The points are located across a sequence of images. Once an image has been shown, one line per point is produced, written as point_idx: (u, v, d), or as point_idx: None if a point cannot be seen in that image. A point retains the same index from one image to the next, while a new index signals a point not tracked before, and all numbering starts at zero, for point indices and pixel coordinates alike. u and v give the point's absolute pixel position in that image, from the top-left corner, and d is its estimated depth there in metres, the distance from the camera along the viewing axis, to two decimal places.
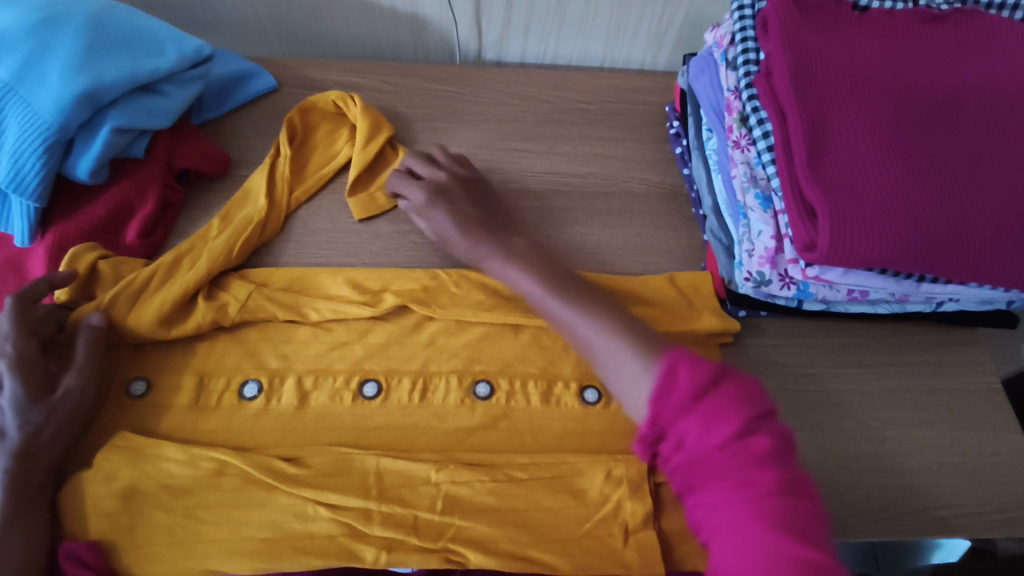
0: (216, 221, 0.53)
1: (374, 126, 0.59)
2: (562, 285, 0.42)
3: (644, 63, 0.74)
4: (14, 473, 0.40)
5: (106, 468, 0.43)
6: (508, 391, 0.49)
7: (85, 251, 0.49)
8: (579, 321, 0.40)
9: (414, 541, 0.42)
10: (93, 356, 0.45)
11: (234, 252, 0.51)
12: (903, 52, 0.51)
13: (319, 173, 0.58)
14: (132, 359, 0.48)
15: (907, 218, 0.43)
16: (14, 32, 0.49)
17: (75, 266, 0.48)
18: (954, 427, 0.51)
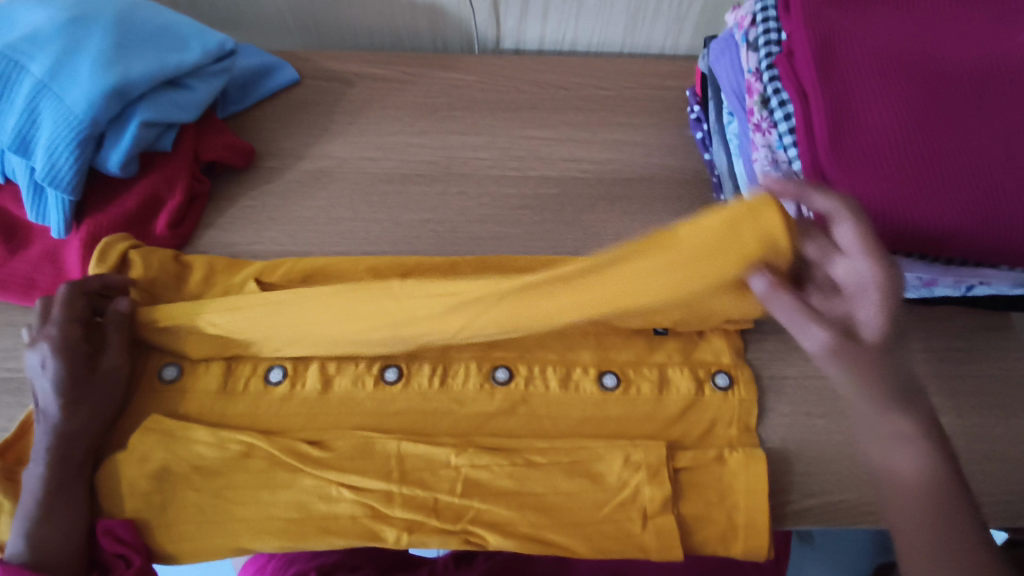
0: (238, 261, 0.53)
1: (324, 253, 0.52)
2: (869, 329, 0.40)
3: (665, 47, 0.73)
4: (57, 452, 0.42)
5: (142, 450, 0.44)
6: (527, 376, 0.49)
7: (116, 242, 0.51)
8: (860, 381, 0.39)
9: (435, 523, 0.44)
10: (124, 341, 0.47)
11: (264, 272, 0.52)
12: (931, 29, 0.50)
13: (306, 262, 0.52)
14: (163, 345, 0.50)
15: (934, 200, 0.42)
16: (47, 31, 0.51)
17: (107, 258, 0.50)
18: (985, 414, 0.49)
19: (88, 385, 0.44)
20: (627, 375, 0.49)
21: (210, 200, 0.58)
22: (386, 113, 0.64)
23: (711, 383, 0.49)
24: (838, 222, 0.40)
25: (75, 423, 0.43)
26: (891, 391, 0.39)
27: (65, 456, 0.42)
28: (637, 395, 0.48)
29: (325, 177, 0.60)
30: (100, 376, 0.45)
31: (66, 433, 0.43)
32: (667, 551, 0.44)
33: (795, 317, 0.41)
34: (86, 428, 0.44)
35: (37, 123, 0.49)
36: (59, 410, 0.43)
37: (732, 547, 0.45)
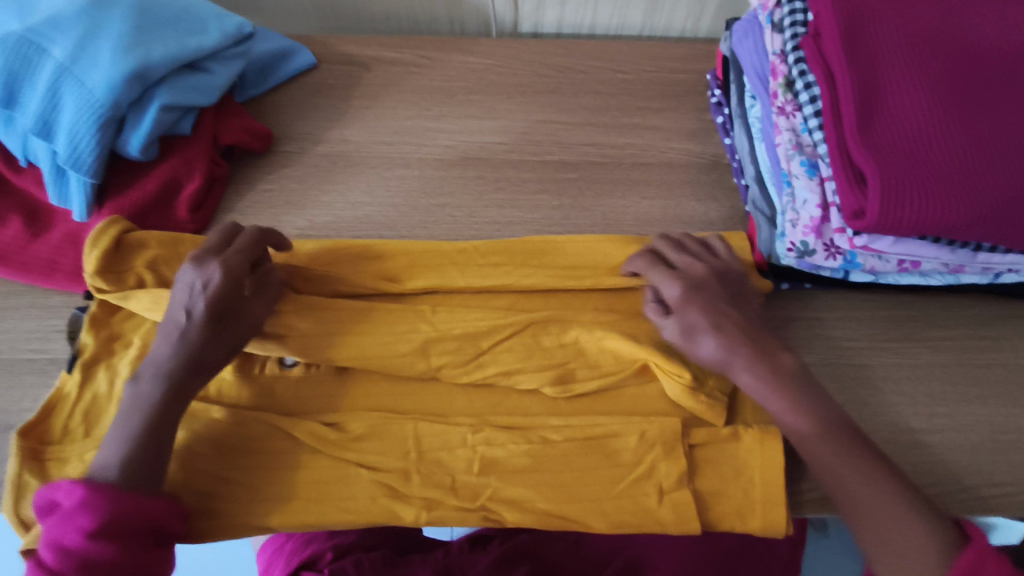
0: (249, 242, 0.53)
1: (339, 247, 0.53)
2: (742, 352, 0.44)
3: (685, 30, 0.72)
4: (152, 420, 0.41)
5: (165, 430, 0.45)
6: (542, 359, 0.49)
7: (108, 226, 0.48)
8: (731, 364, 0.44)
9: (453, 501, 0.44)
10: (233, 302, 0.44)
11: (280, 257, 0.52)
12: (964, 8, 0.48)
13: (321, 253, 0.52)
14: None
15: (965, 185, 0.41)
16: (68, 14, 0.51)
17: (100, 242, 0.47)
18: (1011, 403, 0.48)
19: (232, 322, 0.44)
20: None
21: (229, 182, 0.58)
22: (403, 97, 0.64)
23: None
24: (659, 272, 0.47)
25: (202, 355, 0.43)
26: (779, 365, 0.44)
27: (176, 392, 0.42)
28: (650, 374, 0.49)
29: (342, 161, 0.60)
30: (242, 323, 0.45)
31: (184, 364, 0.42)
32: (683, 524, 0.44)
33: (680, 338, 0.46)
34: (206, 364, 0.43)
35: (58, 106, 0.50)
36: (199, 337, 0.43)
37: (750, 521, 0.44)
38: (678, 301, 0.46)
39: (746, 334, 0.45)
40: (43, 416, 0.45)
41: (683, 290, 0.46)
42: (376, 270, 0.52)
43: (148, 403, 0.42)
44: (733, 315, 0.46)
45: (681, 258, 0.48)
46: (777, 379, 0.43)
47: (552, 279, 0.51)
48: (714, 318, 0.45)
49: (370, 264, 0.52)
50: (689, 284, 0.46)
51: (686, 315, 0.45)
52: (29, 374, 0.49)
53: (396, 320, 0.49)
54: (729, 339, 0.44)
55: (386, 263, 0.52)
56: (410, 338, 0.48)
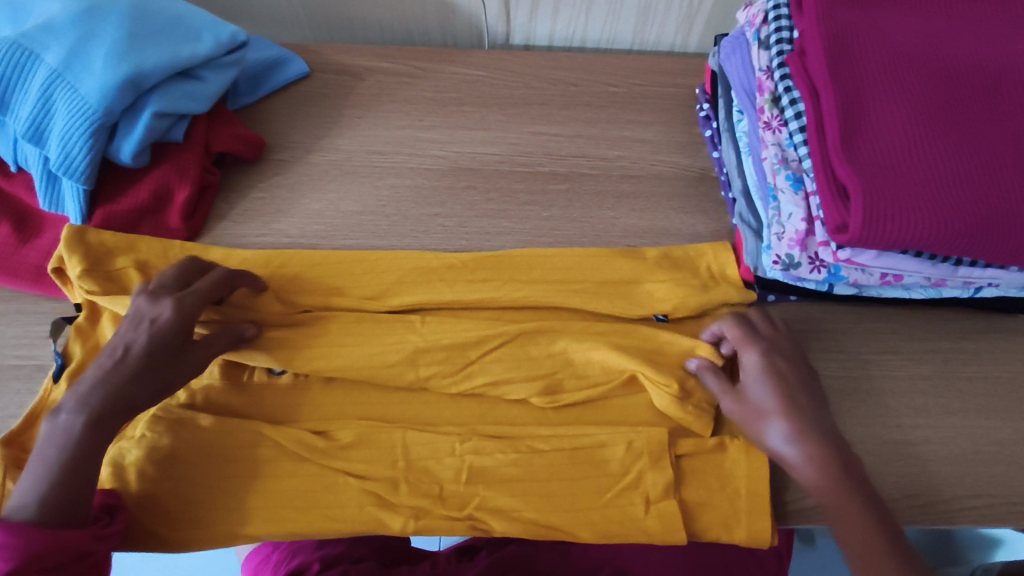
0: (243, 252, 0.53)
1: (330, 256, 0.53)
2: (812, 452, 0.42)
3: (675, 45, 0.73)
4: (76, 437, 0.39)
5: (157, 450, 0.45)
6: None
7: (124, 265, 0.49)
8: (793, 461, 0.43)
9: (440, 509, 0.44)
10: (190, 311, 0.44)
11: (273, 265, 0.52)
12: (947, 28, 0.50)
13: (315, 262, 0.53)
14: None
15: (945, 201, 0.42)
16: (61, 20, 0.51)
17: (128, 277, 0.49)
18: (991, 416, 0.49)
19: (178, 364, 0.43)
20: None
21: (220, 190, 0.58)
22: (395, 107, 0.64)
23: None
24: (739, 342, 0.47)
25: (137, 391, 0.41)
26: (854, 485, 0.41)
27: (101, 425, 0.40)
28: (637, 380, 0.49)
29: (334, 169, 0.60)
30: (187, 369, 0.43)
31: (127, 392, 0.41)
32: (669, 534, 0.44)
33: (740, 416, 0.45)
34: (134, 402, 0.41)
35: (51, 112, 0.50)
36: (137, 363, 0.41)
37: (737, 533, 0.45)
38: (755, 379, 0.45)
39: (820, 435, 0.43)
40: (28, 425, 0.44)
41: (762, 369, 0.45)
42: (368, 279, 0.52)
43: (65, 438, 0.39)
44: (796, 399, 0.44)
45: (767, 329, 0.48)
46: (850, 492, 0.41)
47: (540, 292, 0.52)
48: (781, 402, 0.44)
49: (363, 272, 0.53)
50: (770, 354, 0.46)
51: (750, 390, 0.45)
52: (14, 381, 0.49)
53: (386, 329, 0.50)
54: (793, 428, 0.43)
55: (379, 271, 0.53)
56: (400, 348, 0.48)
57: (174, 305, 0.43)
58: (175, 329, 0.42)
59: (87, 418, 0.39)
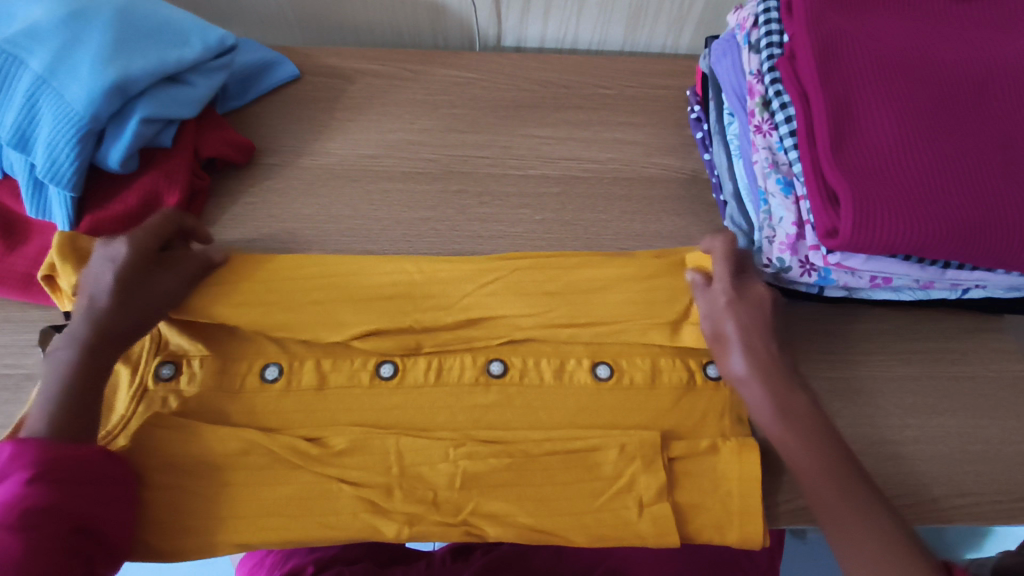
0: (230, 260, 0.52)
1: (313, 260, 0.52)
2: (774, 386, 0.45)
3: (666, 47, 0.73)
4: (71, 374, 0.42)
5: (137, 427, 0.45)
6: (522, 368, 0.50)
7: None
8: (757, 389, 0.46)
9: (435, 515, 0.44)
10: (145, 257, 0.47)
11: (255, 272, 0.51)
12: (934, 32, 0.50)
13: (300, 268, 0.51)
14: (153, 342, 0.49)
15: (932, 204, 0.43)
16: (46, 25, 0.51)
17: None
18: (979, 415, 0.50)
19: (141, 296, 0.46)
20: (619, 366, 0.50)
21: (210, 195, 0.58)
22: (386, 110, 0.64)
23: (699, 373, 0.50)
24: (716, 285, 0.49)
25: (113, 322, 0.44)
26: (812, 419, 0.44)
27: (95, 353, 0.43)
28: (630, 383, 0.50)
29: (325, 173, 0.60)
30: (146, 303, 0.45)
31: (102, 328, 0.44)
32: (663, 536, 0.44)
33: (716, 338, 0.48)
34: (117, 337, 0.44)
35: (37, 118, 0.49)
36: (108, 304, 0.44)
37: (729, 535, 0.45)
38: (728, 307, 0.48)
39: (777, 371, 0.46)
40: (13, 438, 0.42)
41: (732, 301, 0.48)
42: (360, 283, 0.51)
43: (63, 369, 0.42)
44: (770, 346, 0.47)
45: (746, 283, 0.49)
46: (795, 415, 0.44)
47: (525, 277, 0.52)
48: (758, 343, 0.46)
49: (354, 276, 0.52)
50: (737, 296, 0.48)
51: (732, 315, 0.47)
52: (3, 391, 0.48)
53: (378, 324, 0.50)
54: (759, 366, 0.46)
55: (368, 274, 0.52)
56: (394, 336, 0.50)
57: (129, 243, 0.47)
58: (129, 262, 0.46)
59: (81, 347, 0.43)
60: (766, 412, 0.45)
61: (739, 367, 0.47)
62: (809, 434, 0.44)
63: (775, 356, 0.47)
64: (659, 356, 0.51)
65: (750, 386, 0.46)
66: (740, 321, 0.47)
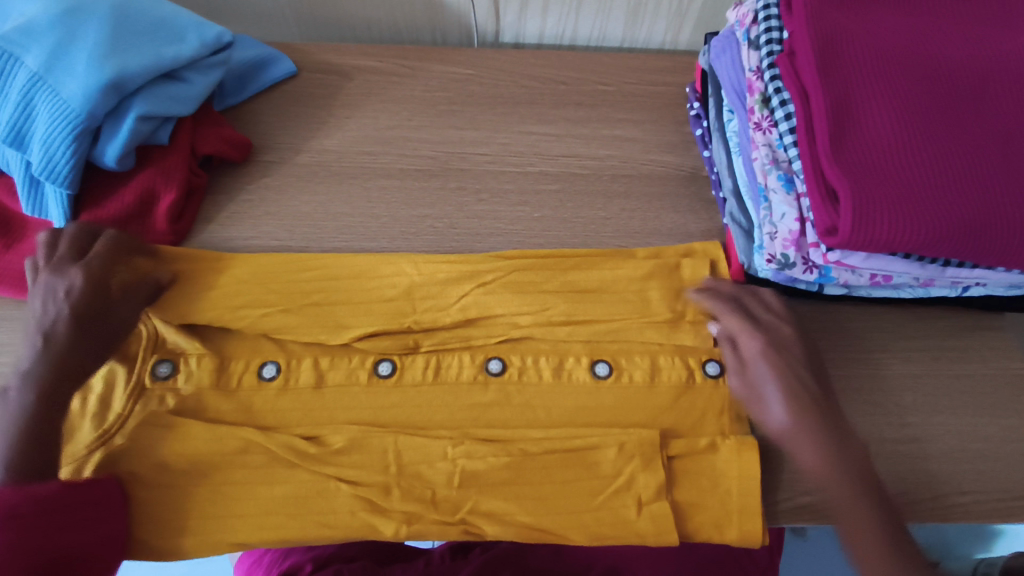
0: (227, 259, 0.52)
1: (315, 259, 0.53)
2: (821, 432, 0.44)
3: (665, 43, 0.73)
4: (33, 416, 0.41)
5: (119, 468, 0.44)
6: (520, 367, 0.49)
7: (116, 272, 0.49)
8: (805, 443, 0.44)
9: (433, 515, 0.44)
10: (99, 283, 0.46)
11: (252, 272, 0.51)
12: (935, 28, 0.50)
13: (303, 265, 0.52)
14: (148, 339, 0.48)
15: (933, 202, 0.42)
16: (41, 22, 0.50)
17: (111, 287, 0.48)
18: (979, 413, 0.50)
19: (86, 335, 0.44)
20: (618, 364, 0.50)
21: (208, 193, 0.58)
22: (384, 107, 0.64)
23: (701, 371, 0.50)
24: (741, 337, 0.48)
25: (71, 355, 0.43)
26: (858, 471, 0.43)
27: (54, 387, 0.42)
28: (629, 381, 0.49)
29: (323, 170, 0.59)
30: (105, 331, 0.45)
31: (60, 362, 0.43)
32: (661, 535, 0.45)
33: (751, 393, 0.47)
34: (79, 368, 0.43)
35: (33, 116, 0.49)
36: (64, 337, 0.43)
37: (729, 534, 0.45)
38: (761, 356, 0.47)
39: (818, 416, 0.45)
40: None
41: (764, 344, 0.47)
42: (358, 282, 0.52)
43: (17, 411, 0.41)
44: (809, 387, 0.46)
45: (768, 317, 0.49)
46: (842, 465, 0.43)
47: (525, 276, 0.52)
48: (797, 383, 0.46)
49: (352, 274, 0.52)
50: (767, 339, 0.48)
51: (765, 363, 0.47)
52: None
53: (378, 323, 0.50)
54: (803, 409, 0.45)
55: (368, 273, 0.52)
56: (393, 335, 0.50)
57: (81, 274, 0.45)
58: (76, 298, 0.45)
59: (38, 385, 0.42)
60: (814, 465, 0.44)
61: (781, 423, 0.45)
62: (861, 501, 0.42)
63: (813, 406, 0.45)
64: (659, 354, 0.50)
65: (800, 439, 0.44)
66: (776, 375, 0.46)
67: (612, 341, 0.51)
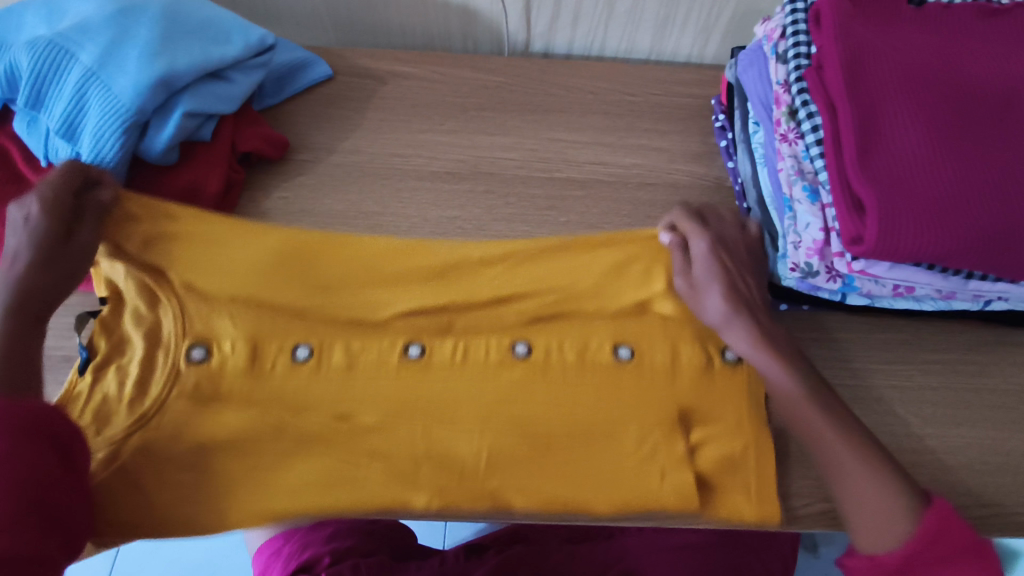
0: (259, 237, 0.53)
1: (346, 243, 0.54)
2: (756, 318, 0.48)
3: (691, 56, 0.74)
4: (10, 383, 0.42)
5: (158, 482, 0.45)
6: (545, 348, 0.51)
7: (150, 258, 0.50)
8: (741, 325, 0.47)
9: (462, 486, 0.46)
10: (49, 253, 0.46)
11: (289, 254, 0.53)
12: (962, 45, 0.51)
13: (338, 248, 0.54)
14: (182, 327, 0.49)
15: (957, 214, 0.43)
16: (97, 21, 0.53)
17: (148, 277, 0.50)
18: (999, 427, 0.50)
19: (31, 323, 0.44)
20: (640, 348, 0.51)
21: (245, 189, 0.59)
22: (416, 111, 0.66)
23: (721, 355, 0.50)
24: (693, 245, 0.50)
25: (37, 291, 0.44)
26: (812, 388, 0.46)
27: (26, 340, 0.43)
28: (650, 364, 0.50)
29: (356, 171, 0.61)
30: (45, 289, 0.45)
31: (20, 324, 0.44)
32: (681, 506, 0.45)
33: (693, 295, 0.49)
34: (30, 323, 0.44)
35: (84, 109, 0.51)
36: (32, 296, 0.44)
37: (747, 512, 0.46)
38: (703, 252, 0.50)
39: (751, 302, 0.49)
40: None
41: (709, 242, 0.50)
42: (388, 266, 0.53)
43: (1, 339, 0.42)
44: (750, 288, 0.49)
45: (716, 219, 0.52)
46: (776, 350, 0.47)
47: (552, 256, 0.53)
48: (733, 278, 0.49)
49: (387, 258, 0.54)
50: (715, 242, 0.50)
51: (708, 260, 0.49)
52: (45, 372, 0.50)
53: (415, 301, 0.52)
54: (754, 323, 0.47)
55: (399, 261, 0.53)
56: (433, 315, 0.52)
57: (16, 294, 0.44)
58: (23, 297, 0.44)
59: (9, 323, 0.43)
60: (751, 347, 0.47)
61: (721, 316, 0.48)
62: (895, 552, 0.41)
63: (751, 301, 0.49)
64: (680, 338, 0.51)
65: (745, 339, 0.47)
66: (722, 287, 0.48)
67: (635, 326, 0.52)
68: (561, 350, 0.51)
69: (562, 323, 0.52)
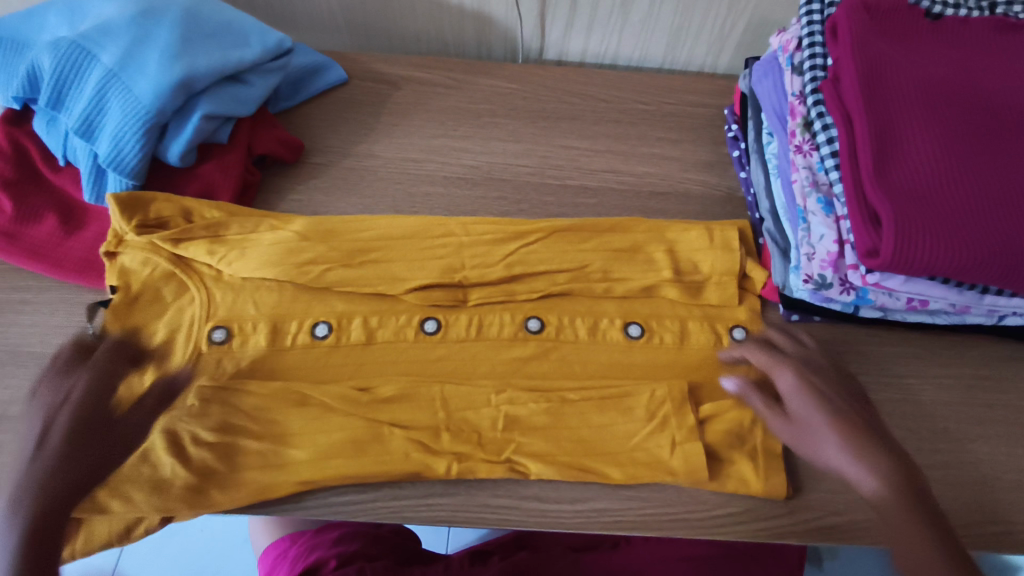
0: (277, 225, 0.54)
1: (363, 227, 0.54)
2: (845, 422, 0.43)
3: (704, 66, 0.75)
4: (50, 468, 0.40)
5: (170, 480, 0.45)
6: (558, 325, 0.51)
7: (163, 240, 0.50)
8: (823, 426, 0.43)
9: (481, 454, 0.46)
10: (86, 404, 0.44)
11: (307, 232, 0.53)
12: (979, 60, 0.51)
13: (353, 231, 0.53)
14: (201, 314, 0.50)
15: (974, 229, 0.43)
16: (118, 23, 0.53)
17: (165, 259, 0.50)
18: (1012, 443, 0.50)
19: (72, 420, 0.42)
20: (650, 327, 0.51)
21: (260, 191, 0.60)
22: (430, 116, 0.66)
23: (728, 335, 0.51)
24: (778, 375, 0.47)
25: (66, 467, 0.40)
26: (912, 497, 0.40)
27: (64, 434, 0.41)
28: (659, 343, 0.51)
29: (369, 175, 0.61)
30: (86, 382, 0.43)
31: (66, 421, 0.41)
32: (694, 474, 0.45)
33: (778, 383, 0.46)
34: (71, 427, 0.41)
35: (104, 110, 0.52)
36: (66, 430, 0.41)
37: (754, 483, 0.45)
38: (792, 388, 0.46)
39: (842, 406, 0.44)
40: None
41: (797, 376, 0.46)
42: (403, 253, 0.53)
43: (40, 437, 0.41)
44: (840, 397, 0.45)
45: (797, 351, 0.49)
46: (869, 455, 0.42)
47: (566, 237, 0.54)
48: (824, 395, 0.45)
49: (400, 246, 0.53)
50: (800, 372, 0.47)
51: (798, 390, 0.46)
52: None
53: (431, 275, 0.52)
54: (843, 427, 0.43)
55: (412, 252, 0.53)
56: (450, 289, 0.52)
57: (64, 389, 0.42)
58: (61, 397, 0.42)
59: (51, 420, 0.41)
60: (835, 451, 0.42)
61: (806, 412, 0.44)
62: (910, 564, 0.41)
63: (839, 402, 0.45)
64: (689, 319, 0.52)
65: (829, 445, 0.43)
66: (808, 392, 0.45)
67: (645, 305, 0.52)
68: (575, 327, 0.51)
69: (578, 303, 0.52)
